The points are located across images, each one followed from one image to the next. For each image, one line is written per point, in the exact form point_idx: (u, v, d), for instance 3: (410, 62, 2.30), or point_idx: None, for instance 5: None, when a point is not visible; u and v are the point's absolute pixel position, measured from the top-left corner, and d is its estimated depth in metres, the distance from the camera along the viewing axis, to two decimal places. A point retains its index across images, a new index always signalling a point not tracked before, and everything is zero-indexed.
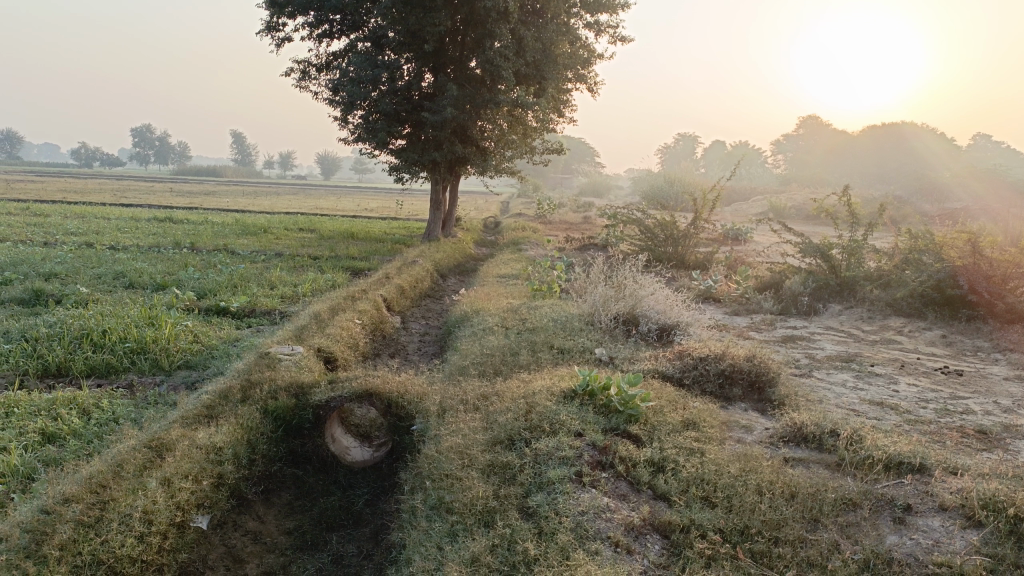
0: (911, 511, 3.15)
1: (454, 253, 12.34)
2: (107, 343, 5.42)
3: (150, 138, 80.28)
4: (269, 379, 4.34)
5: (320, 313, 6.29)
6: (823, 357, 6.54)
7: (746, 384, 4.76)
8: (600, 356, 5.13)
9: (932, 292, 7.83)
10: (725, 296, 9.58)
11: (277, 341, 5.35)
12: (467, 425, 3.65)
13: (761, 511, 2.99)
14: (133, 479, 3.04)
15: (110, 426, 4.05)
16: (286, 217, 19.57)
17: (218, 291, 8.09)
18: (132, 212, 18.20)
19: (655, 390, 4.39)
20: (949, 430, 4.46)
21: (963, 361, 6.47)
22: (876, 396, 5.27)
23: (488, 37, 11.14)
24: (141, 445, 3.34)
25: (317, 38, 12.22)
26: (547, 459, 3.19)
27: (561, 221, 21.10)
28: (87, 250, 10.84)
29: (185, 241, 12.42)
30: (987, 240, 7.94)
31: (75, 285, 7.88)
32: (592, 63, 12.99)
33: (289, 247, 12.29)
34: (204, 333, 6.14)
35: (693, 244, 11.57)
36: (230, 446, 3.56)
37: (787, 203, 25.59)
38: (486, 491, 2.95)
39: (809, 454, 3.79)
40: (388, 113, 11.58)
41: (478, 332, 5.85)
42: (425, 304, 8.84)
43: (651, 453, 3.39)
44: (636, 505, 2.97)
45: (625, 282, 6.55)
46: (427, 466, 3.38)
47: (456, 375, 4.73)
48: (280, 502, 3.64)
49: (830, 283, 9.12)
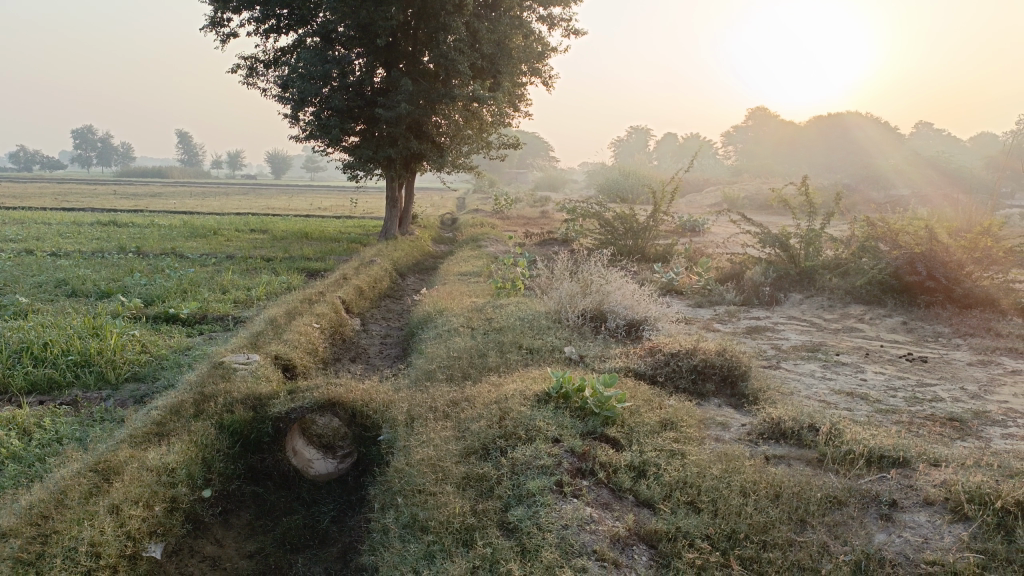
0: (897, 506, 3.07)
1: (412, 252, 12.11)
2: (49, 357, 5.11)
3: (91, 140, 77.84)
4: (224, 391, 4.11)
5: (276, 318, 6.03)
6: (789, 347, 6.51)
7: (718, 379, 4.67)
8: (570, 355, 4.99)
9: (890, 279, 7.87)
10: (687, 288, 9.54)
11: (232, 350, 5.10)
12: (438, 434, 3.47)
13: (747, 514, 2.88)
14: (79, 507, 2.81)
15: (52, 447, 3.78)
16: (236, 217, 19.07)
17: (167, 297, 7.76)
18: (74, 216, 17.56)
19: (630, 389, 4.27)
20: (922, 420, 4.43)
21: (925, 347, 6.50)
22: (846, 385, 5.23)
23: (442, 30, 10.93)
24: (86, 470, 3.10)
25: (264, 34, 11.85)
26: (525, 469, 3.04)
27: (518, 217, 20.96)
28: (27, 257, 10.36)
29: (131, 245, 11.97)
30: (944, 227, 8.03)
31: (14, 296, 7.47)
32: (546, 56, 12.86)
33: (240, 249, 11.94)
34: (153, 343, 5.84)
35: (653, 237, 11.53)
36: (184, 466, 3.33)
37: (740, 193, 25.90)
38: (463, 507, 2.79)
39: (789, 450, 3.70)
40: (340, 109, 11.29)
41: (443, 334, 5.67)
42: (386, 305, 8.64)
43: (631, 457, 3.26)
44: (620, 514, 2.84)
45: (591, 278, 6.43)
46: (398, 481, 3.19)
47: (422, 381, 4.53)
48: (239, 523, 3.42)
49: (790, 273, 9.14)
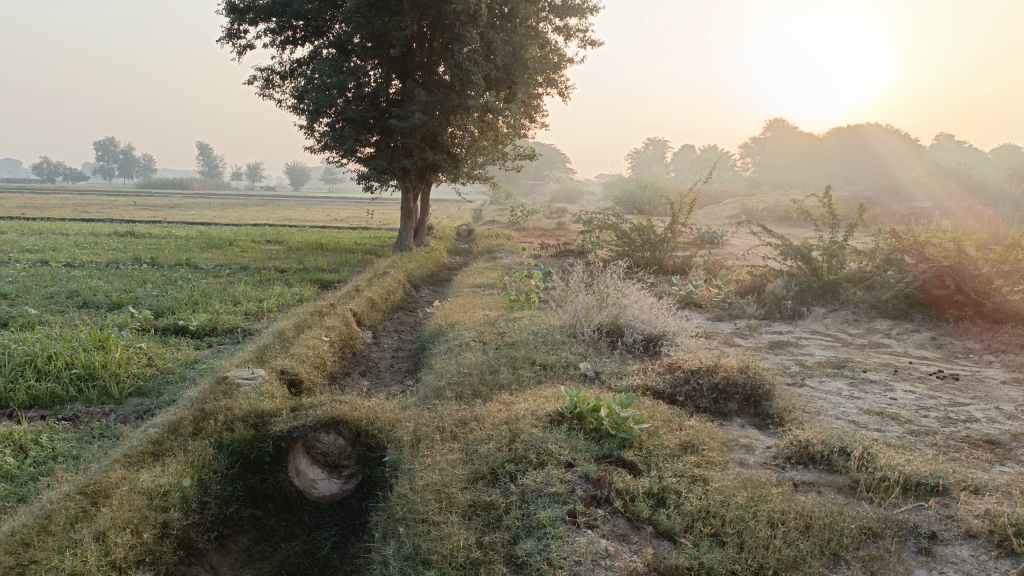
0: (937, 539, 2.84)
1: (427, 263, 11.98)
2: (52, 370, 4.99)
3: (112, 151, 78.76)
4: (225, 408, 3.96)
5: (284, 331, 5.88)
6: (814, 364, 6.28)
7: (741, 398, 4.45)
8: (585, 372, 4.81)
9: (917, 293, 7.60)
10: (707, 302, 9.30)
11: (237, 364, 4.94)
12: (445, 457, 3.29)
13: (775, 547, 2.67)
14: (62, 534, 2.65)
15: (47, 465, 3.64)
16: (252, 229, 19.04)
17: (178, 308, 7.66)
18: (93, 227, 17.58)
19: (648, 409, 4.06)
20: (957, 442, 4.19)
21: (956, 364, 6.23)
22: (874, 405, 4.99)
23: (456, 41, 10.84)
24: (74, 492, 2.96)
25: (281, 45, 11.79)
26: (535, 497, 2.85)
27: (535, 228, 20.81)
28: (42, 268, 10.31)
29: (146, 256, 11.92)
30: (973, 240, 7.77)
31: (24, 306, 7.39)
32: (562, 67, 12.73)
33: (254, 261, 11.86)
34: (160, 355, 5.71)
35: (671, 249, 11.30)
36: (178, 488, 3.17)
37: (759, 204, 25.66)
38: (468, 540, 2.60)
39: (818, 476, 3.47)
40: (355, 120, 11.18)
41: (454, 348, 5.49)
42: (398, 317, 8.48)
43: (649, 483, 3.06)
44: (638, 547, 2.64)
45: (607, 291, 6.23)
46: (401, 508, 3.01)
47: (430, 398, 4.34)
48: (236, 549, 3.26)
49: (813, 286, 8.87)
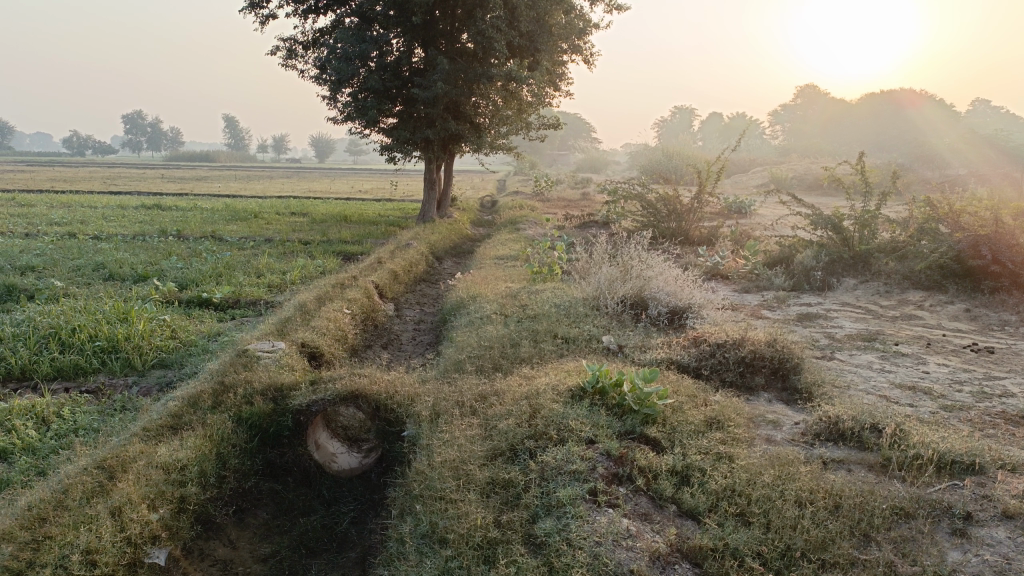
0: (972, 520, 2.73)
1: (450, 235, 11.90)
2: (76, 342, 4.99)
3: (142, 125, 79.63)
4: (244, 381, 3.94)
5: (305, 303, 5.84)
6: (844, 336, 6.12)
7: (768, 372, 4.35)
8: (608, 345, 4.72)
9: (952, 263, 7.38)
10: (733, 273, 9.14)
11: (257, 337, 4.91)
12: (463, 433, 3.23)
13: (803, 528, 2.58)
14: (77, 509, 2.64)
15: (69, 438, 3.65)
16: (277, 201, 19.05)
17: (202, 281, 7.66)
18: (119, 200, 17.70)
19: (672, 384, 3.97)
20: (992, 417, 4.06)
21: (992, 337, 6.04)
22: (906, 378, 4.86)
23: (479, 8, 10.64)
24: (92, 466, 2.96)
25: (302, 15, 11.67)
26: (555, 475, 2.78)
27: (559, 199, 20.59)
28: (69, 240, 10.41)
29: (171, 228, 11.96)
30: (1011, 209, 7.51)
31: (51, 279, 7.43)
32: (587, 33, 12.47)
33: (279, 232, 11.86)
34: (183, 328, 5.70)
35: (698, 219, 11.11)
36: (196, 463, 3.15)
37: (788, 173, 25.18)
38: (486, 519, 2.54)
39: (849, 453, 3.36)
40: (378, 90, 11.06)
41: (475, 321, 5.42)
42: (420, 289, 8.42)
43: (673, 460, 2.98)
44: (661, 527, 2.56)
45: (631, 262, 6.11)
46: (418, 484, 2.96)
47: (450, 372, 4.28)
48: (255, 523, 3.24)
49: (843, 257, 8.65)
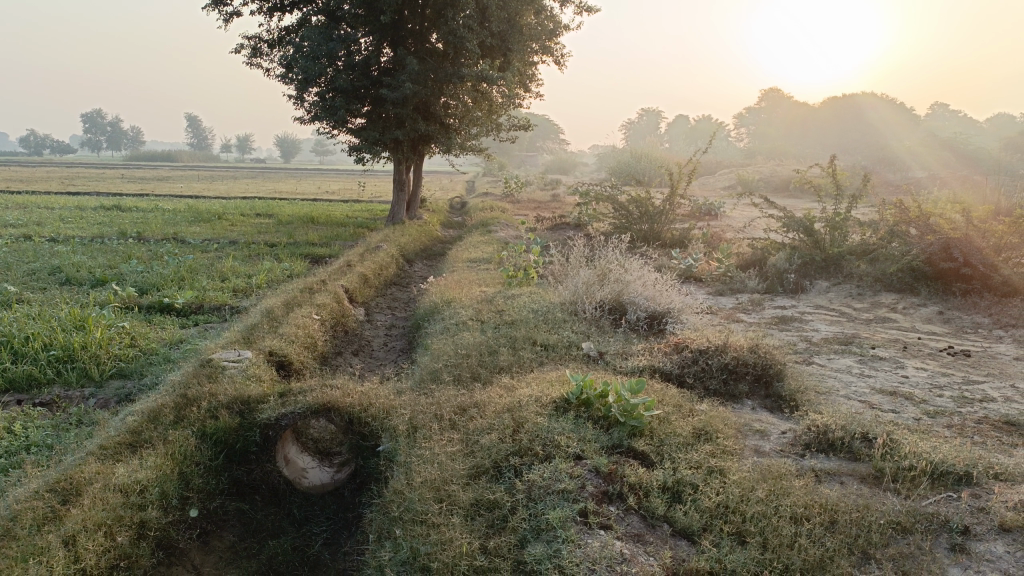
0: (971, 535, 2.64)
1: (420, 236, 11.72)
2: (29, 352, 4.73)
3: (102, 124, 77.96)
4: (209, 394, 3.73)
5: (273, 309, 5.62)
6: (821, 340, 6.08)
7: (751, 379, 4.25)
8: (588, 352, 4.59)
9: (923, 266, 7.38)
10: (707, 276, 9.09)
11: (222, 345, 4.70)
12: (444, 449, 3.07)
13: (801, 547, 2.47)
14: (27, 540, 2.44)
15: (20, 457, 3.42)
16: (242, 201, 18.68)
17: (164, 285, 7.37)
18: (78, 200, 17.19)
19: (657, 393, 3.85)
20: (975, 424, 4.00)
21: (966, 340, 6.03)
22: (886, 383, 4.80)
23: (450, 7, 10.45)
24: (43, 490, 2.75)
25: (268, 12, 11.38)
26: (543, 495, 2.64)
27: (529, 200, 20.46)
28: (24, 243, 10.02)
29: (133, 230, 11.58)
30: (981, 212, 7.53)
31: (2, 284, 7.09)
32: (558, 34, 12.35)
33: (244, 234, 11.56)
34: (143, 335, 5.45)
35: (670, 221, 11.04)
36: (157, 484, 2.95)
37: (756, 176, 25.33)
38: (472, 545, 2.39)
39: (840, 464, 3.28)
40: (346, 89, 10.81)
41: (450, 327, 5.26)
42: (391, 293, 8.23)
43: (663, 476, 2.85)
44: (655, 549, 2.44)
45: (609, 266, 5.99)
46: (397, 506, 2.80)
47: (426, 382, 4.12)
48: (221, 546, 3.06)
49: (816, 260, 8.62)
